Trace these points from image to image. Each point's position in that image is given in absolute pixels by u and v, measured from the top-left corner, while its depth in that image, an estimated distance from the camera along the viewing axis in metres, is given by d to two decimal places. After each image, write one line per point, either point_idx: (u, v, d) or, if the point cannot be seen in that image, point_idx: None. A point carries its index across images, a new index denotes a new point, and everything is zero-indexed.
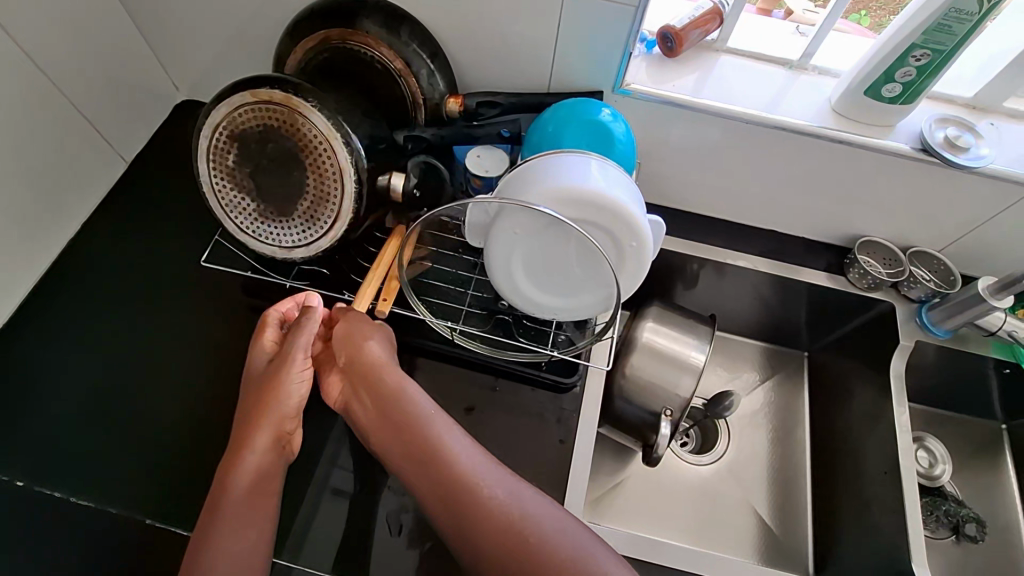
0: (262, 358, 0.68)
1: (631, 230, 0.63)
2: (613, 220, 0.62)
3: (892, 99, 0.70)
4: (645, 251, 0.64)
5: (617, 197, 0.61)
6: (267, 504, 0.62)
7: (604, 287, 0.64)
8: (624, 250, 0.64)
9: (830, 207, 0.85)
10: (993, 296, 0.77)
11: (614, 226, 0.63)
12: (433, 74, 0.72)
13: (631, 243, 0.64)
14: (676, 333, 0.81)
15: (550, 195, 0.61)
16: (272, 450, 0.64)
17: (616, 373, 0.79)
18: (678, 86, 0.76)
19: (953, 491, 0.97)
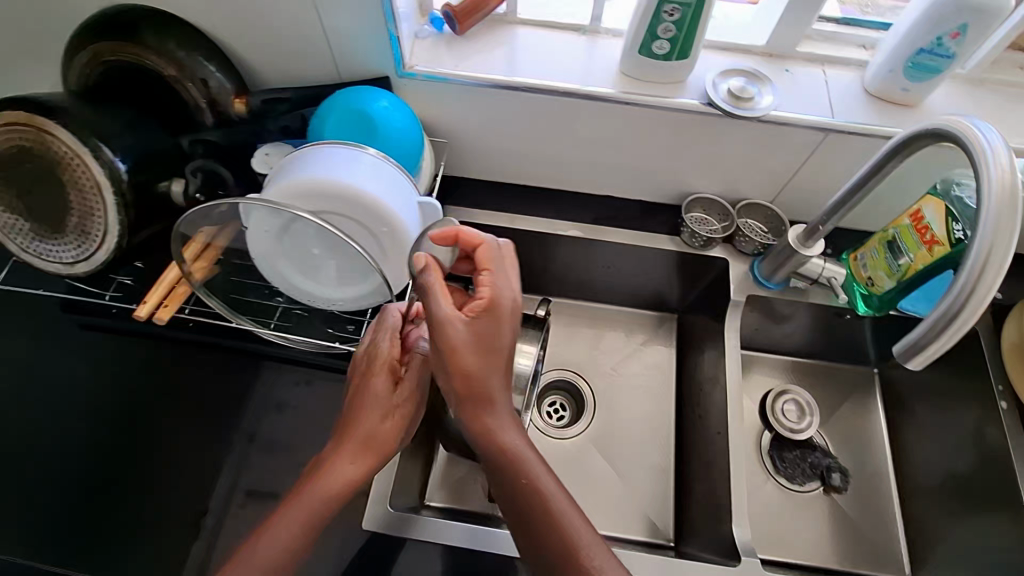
0: (382, 373, 0.62)
1: (381, 219, 0.63)
2: (362, 209, 0.62)
3: (666, 56, 0.69)
4: (402, 235, 0.64)
5: (361, 187, 0.61)
6: (314, 534, 0.56)
7: (364, 277, 0.64)
8: (381, 237, 0.64)
9: (653, 169, 0.85)
10: (802, 244, 0.75)
11: (365, 216, 0.63)
12: (215, 75, 0.72)
13: (385, 231, 0.64)
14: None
15: (298, 188, 0.61)
16: (363, 463, 0.58)
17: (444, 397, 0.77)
18: (466, 62, 0.76)
19: (822, 442, 0.96)
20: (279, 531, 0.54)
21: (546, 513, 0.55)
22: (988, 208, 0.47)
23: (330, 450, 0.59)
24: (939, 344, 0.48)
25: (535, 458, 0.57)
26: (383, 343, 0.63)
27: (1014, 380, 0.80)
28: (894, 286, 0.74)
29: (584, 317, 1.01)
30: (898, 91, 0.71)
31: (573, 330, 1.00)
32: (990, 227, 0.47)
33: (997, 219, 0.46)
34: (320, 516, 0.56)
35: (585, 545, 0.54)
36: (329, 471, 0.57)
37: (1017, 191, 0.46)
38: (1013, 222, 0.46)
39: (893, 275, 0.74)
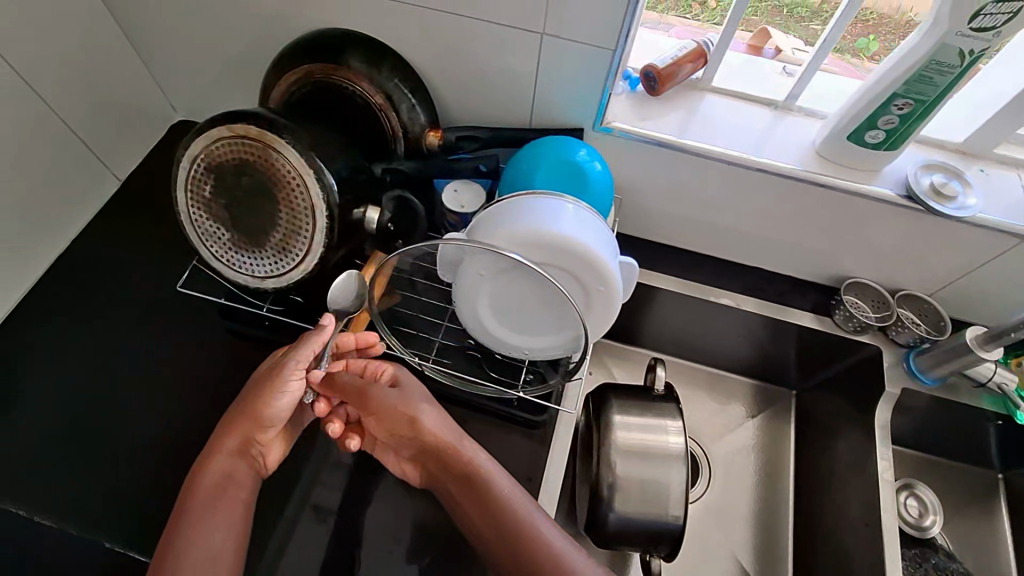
0: (268, 377, 0.62)
1: (597, 275, 0.62)
2: (579, 265, 0.62)
3: (876, 144, 0.69)
4: (613, 294, 0.64)
5: (585, 242, 0.61)
6: (235, 507, 0.59)
7: (568, 330, 0.64)
8: (591, 293, 0.64)
9: (816, 249, 0.83)
10: (982, 347, 0.75)
11: (582, 271, 0.62)
12: (415, 108, 0.73)
13: (597, 288, 0.63)
14: (650, 424, 0.73)
15: (519, 237, 0.61)
16: (244, 458, 0.62)
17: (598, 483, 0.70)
18: (661, 125, 0.76)
19: (943, 542, 0.92)
20: (190, 507, 0.57)
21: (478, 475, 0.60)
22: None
23: (214, 441, 0.61)
24: None
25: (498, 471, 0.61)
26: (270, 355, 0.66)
27: None
28: None
29: (700, 381, 1.00)
30: None
31: (691, 393, 0.99)
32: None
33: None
34: (227, 500, 0.59)
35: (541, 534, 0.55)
36: (218, 458, 0.61)
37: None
38: None
39: None
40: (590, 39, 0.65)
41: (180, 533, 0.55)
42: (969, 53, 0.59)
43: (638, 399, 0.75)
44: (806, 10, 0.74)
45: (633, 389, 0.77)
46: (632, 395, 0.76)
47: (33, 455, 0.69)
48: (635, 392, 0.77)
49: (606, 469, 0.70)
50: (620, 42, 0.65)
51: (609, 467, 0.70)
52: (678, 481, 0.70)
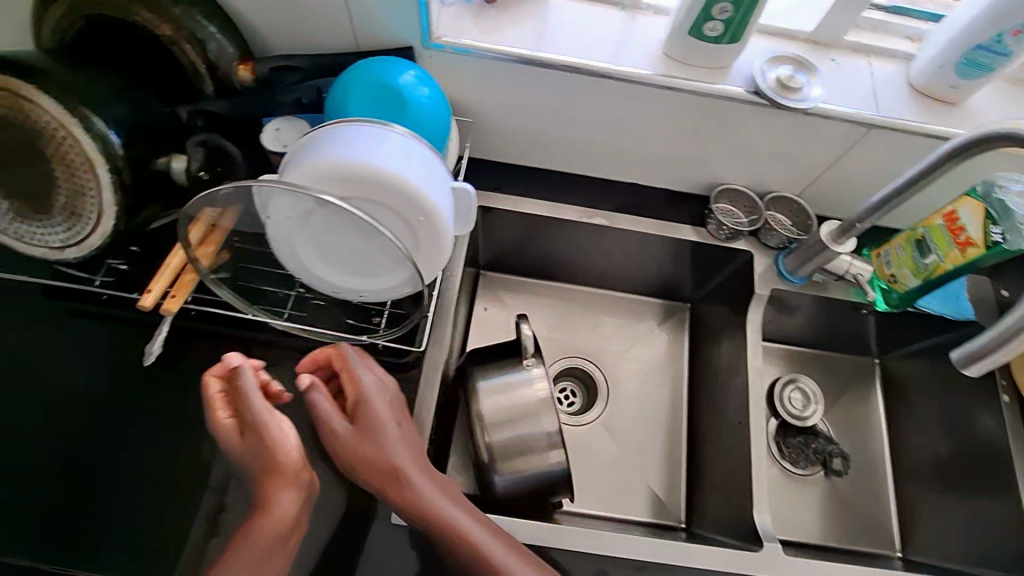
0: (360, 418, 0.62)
1: (415, 206, 0.57)
2: (393, 195, 0.57)
3: (717, 38, 0.65)
4: (438, 223, 0.59)
5: (390, 170, 0.56)
6: (288, 547, 0.61)
7: (394, 268, 0.60)
8: (416, 227, 0.59)
9: (684, 158, 0.81)
10: (835, 240, 0.75)
11: (398, 202, 0.57)
12: (216, 39, 0.64)
13: (420, 220, 0.59)
14: (511, 378, 0.74)
15: (320, 173, 0.56)
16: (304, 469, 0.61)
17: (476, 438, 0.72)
18: (498, 36, 0.70)
19: (825, 428, 0.98)
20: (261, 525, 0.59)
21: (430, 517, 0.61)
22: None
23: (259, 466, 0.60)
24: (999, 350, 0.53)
25: (434, 493, 0.62)
26: (245, 384, 0.61)
27: (1016, 374, 0.83)
28: (920, 283, 0.75)
29: (595, 303, 1.00)
30: (944, 87, 0.69)
31: (589, 318, 0.98)
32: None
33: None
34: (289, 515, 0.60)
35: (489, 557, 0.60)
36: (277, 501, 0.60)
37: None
38: None
39: (920, 274, 0.74)
40: None
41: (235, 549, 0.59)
42: None
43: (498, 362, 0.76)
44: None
45: (494, 350, 0.77)
46: (496, 356, 0.77)
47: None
48: (496, 355, 0.77)
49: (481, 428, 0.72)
50: None
51: (483, 427, 0.72)
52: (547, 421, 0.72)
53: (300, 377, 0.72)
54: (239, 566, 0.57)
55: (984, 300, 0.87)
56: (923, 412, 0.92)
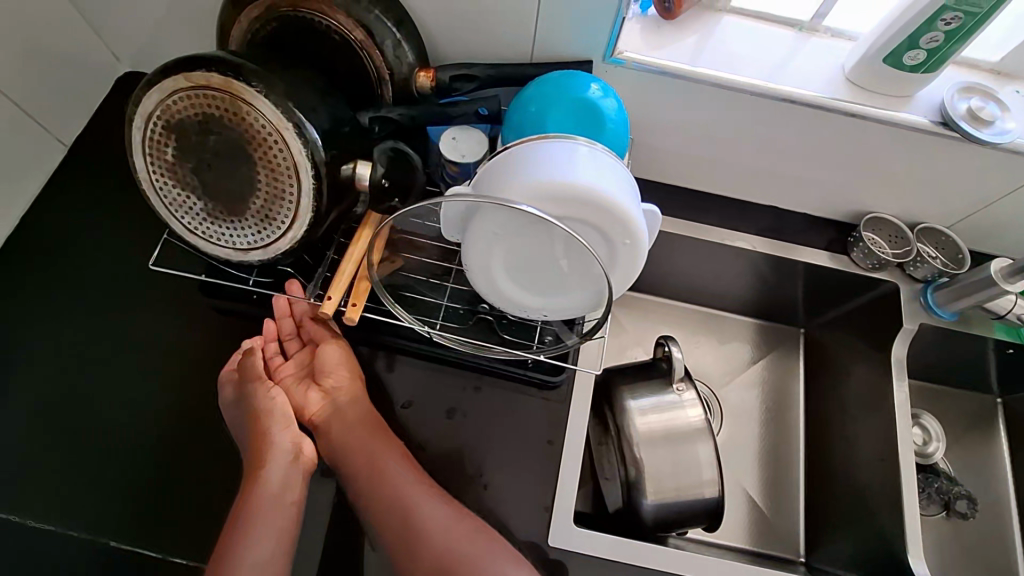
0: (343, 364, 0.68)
1: (623, 227, 0.57)
2: (604, 215, 0.56)
3: (914, 67, 0.63)
4: (640, 246, 0.58)
5: (605, 192, 0.55)
6: (287, 511, 0.61)
7: (590, 288, 0.59)
8: (617, 248, 0.59)
9: (838, 184, 0.79)
10: (1004, 278, 0.73)
11: (607, 223, 0.57)
12: (401, 45, 0.63)
13: (623, 241, 0.58)
14: (662, 400, 0.72)
15: (535, 190, 0.55)
16: (291, 466, 0.63)
17: (626, 460, 0.71)
18: (677, 52, 0.68)
19: (945, 467, 0.94)
20: (232, 532, 0.59)
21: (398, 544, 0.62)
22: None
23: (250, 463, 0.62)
24: None
25: (446, 527, 0.62)
26: (258, 389, 0.65)
27: None
28: None
29: (709, 325, 0.98)
30: None
31: (698, 338, 0.97)
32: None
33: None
34: (284, 515, 0.61)
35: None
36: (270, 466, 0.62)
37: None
38: None
39: None
40: None
41: (235, 540, 0.58)
42: None
43: (642, 383, 0.74)
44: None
45: (635, 370, 0.76)
46: (640, 376, 0.75)
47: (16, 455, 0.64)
48: (639, 375, 0.75)
49: (633, 451, 0.70)
50: None
51: (635, 450, 0.70)
52: (705, 448, 0.71)
53: (450, 387, 0.72)
54: (263, 530, 0.59)
55: None
56: None
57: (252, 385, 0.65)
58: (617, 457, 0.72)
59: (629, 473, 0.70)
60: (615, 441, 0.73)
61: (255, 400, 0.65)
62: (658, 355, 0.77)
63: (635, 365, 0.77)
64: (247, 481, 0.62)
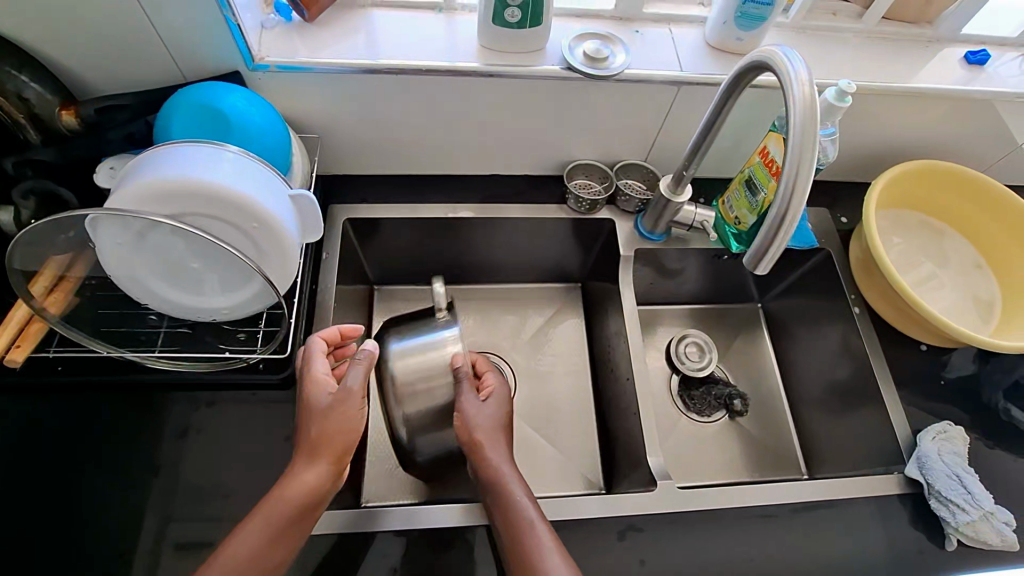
0: (341, 402, 0.60)
1: (245, 213, 0.61)
2: (222, 205, 0.60)
3: (520, 23, 0.71)
4: (273, 228, 0.63)
5: (213, 184, 0.59)
6: (309, 526, 0.58)
7: (240, 278, 0.63)
8: (252, 233, 0.63)
9: (530, 140, 0.86)
10: (673, 192, 0.81)
11: (229, 211, 0.61)
12: (30, 87, 0.63)
13: (254, 226, 0.62)
14: (424, 342, 0.76)
15: (146, 192, 0.58)
16: (331, 478, 0.59)
17: (391, 408, 0.74)
18: (323, 49, 0.72)
19: (722, 375, 1.01)
20: (251, 531, 0.55)
21: (505, 528, 0.60)
22: (797, 124, 0.51)
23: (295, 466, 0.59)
24: (776, 244, 0.53)
25: (510, 474, 0.64)
26: (311, 383, 0.62)
27: (862, 286, 0.88)
28: (756, 219, 0.78)
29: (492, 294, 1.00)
30: (733, 41, 0.77)
31: (484, 314, 0.98)
32: (798, 148, 0.50)
33: (802, 138, 0.50)
34: (281, 545, 0.56)
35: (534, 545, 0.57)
36: (308, 472, 0.58)
37: (815, 101, 0.50)
38: (814, 130, 0.50)
39: (755, 211, 0.78)
40: None
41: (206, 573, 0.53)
42: None
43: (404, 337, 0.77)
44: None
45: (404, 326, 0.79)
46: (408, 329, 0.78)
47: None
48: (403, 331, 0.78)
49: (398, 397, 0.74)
50: None
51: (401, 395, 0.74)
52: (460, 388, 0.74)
53: (183, 409, 0.72)
54: (241, 540, 0.55)
55: (832, 229, 0.94)
56: (803, 344, 0.96)
57: (308, 381, 0.62)
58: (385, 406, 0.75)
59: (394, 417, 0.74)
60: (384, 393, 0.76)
61: (326, 409, 0.60)
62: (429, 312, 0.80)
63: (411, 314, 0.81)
64: (285, 479, 0.58)
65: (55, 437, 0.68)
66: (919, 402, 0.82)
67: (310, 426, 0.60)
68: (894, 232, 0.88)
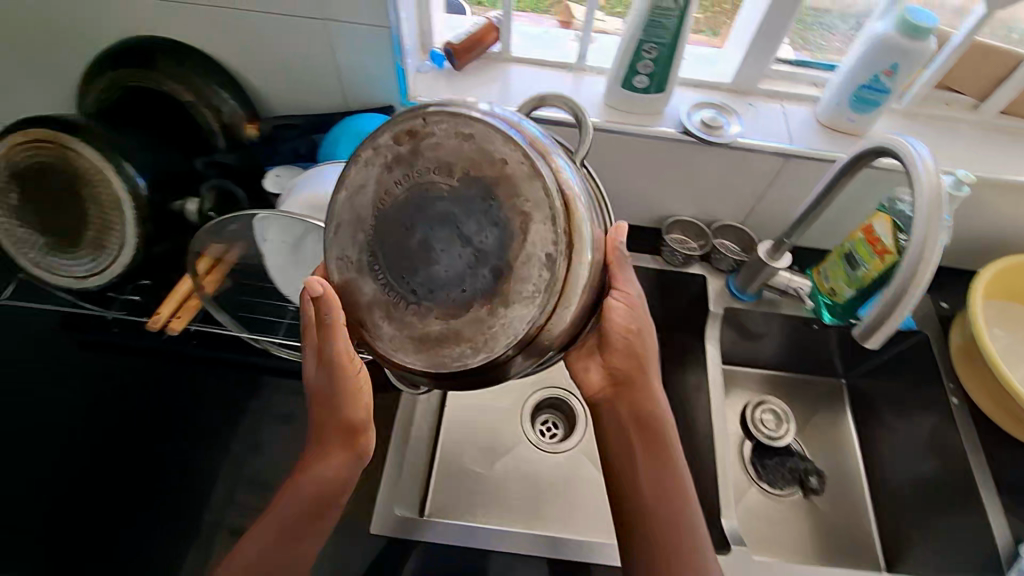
0: (338, 376, 0.58)
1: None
2: None
3: (646, 89, 0.77)
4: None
5: None
6: (328, 516, 0.59)
7: None
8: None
9: (633, 192, 0.91)
10: (771, 257, 0.83)
11: None
12: (225, 100, 0.76)
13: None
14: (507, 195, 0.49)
15: (313, 201, 0.67)
16: (347, 460, 0.61)
17: (454, 289, 0.47)
18: (468, 94, 0.83)
19: (800, 448, 1.00)
20: (294, 522, 0.58)
21: (647, 511, 0.58)
22: (923, 207, 0.53)
23: (311, 450, 0.61)
24: (889, 322, 0.55)
25: (660, 453, 0.60)
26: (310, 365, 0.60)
27: (962, 376, 0.85)
28: (854, 293, 0.82)
29: None
30: (847, 121, 0.80)
31: None
32: (922, 232, 0.53)
33: (926, 224, 0.53)
34: (327, 519, 0.59)
35: (691, 538, 0.58)
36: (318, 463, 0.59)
37: (941, 189, 0.53)
38: (940, 218, 0.52)
39: (852, 283, 0.81)
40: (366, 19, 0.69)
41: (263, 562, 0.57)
42: None
43: (500, 199, 0.45)
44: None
45: (441, 132, 0.46)
46: (497, 178, 0.46)
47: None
48: (492, 199, 0.46)
49: (492, 304, 0.46)
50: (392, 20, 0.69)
51: (495, 296, 0.46)
52: (533, 235, 0.45)
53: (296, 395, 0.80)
54: (260, 536, 0.57)
55: (930, 314, 0.92)
56: (888, 428, 0.94)
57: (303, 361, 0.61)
58: (468, 318, 0.47)
59: (488, 325, 0.46)
60: (454, 307, 0.47)
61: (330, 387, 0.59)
62: (462, 130, 0.46)
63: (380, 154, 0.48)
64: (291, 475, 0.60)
65: (186, 403, 0.78)
66: (1013, 510, 0.79)
67: (320, 412, 0.61)
68: (999, 323, 0.86)
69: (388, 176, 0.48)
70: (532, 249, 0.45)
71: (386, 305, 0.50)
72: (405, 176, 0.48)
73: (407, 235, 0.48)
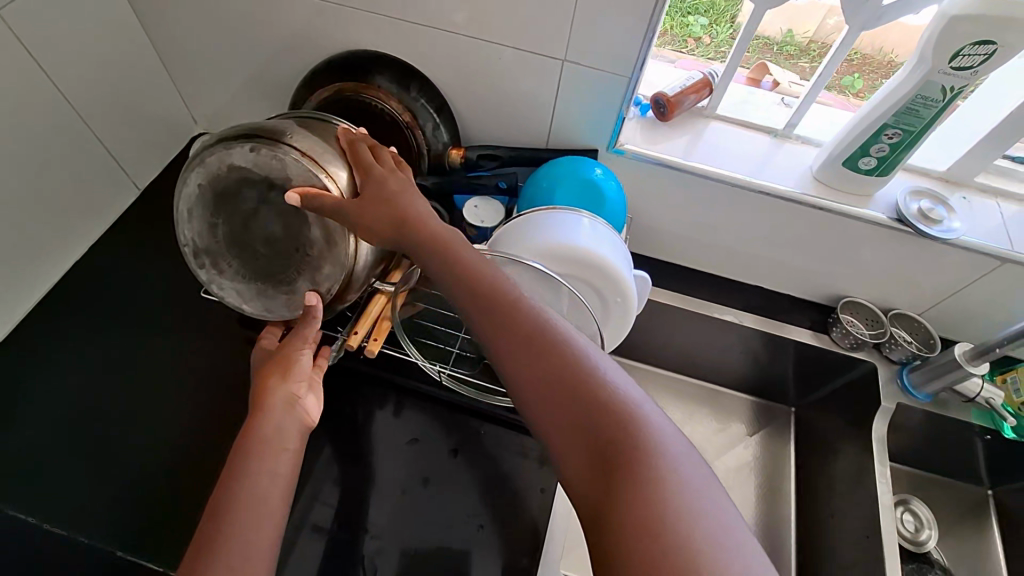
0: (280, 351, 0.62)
1: (618, 290, 0.69)
2: (597, 272, 0.68)
3: (869, 171, 0.75)
4: (628, 306, 0.71)
5: (600, 253, 0.66)
6: (276, 457, 0.55)
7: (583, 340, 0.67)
8: (610, 305, 0.71)
9: (814, 266, 0.87)
10: (970, 361, 0.78)
11: (598, 279, 0.68)
12: (438, 127, 0.80)
13: (616, 301, 0.70)
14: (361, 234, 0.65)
15: (550, 252, 0.67)
16: (291, 419, 0.58)
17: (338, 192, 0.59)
18: (670, 149, 0.81)
19: (940, 557, 0.92)
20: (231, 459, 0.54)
21: (597, 504, 0.41)
22: None
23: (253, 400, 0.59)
24: None
25: (605, 430, 0.44)
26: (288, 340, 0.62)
27: None
28: None
29: (705, 399, 1.05)
30: None
31: (696, 411, 1.03)
32: None
33: None
34: (281, 460, 0.55)
35: (637, 509, 0.39)
36: (270, 411, 0.57)
37: None
38: None
39: None
40: (609, 65, 0.71)
41: (234, 494, 0.51)
42: (950, 89, 0.65)
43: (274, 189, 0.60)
44: (795, 48, 0.80)
45: (202, 194, 0.61)
46: (225, 200, 0.62)
47: (29, 456, 0.70)
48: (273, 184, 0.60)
49: None
50: (634, 71, 0.71)
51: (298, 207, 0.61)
52: (296, 135, 0.59)
53: (459, 431, 0.79)
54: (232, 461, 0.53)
55: None
56: None
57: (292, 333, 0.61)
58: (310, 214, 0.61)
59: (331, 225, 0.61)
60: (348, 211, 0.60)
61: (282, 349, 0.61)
62: (191, 211, 0.62)
63: (241, 155, 0.58)
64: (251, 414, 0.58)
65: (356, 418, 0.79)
66: None
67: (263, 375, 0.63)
68: None
69: (226, 268, 0.65)
70: (287, 133, 0.59)
71: (312, 273, 0.63)
72: (226, 257, 0.64)
73: (245, 245, 0.64)
